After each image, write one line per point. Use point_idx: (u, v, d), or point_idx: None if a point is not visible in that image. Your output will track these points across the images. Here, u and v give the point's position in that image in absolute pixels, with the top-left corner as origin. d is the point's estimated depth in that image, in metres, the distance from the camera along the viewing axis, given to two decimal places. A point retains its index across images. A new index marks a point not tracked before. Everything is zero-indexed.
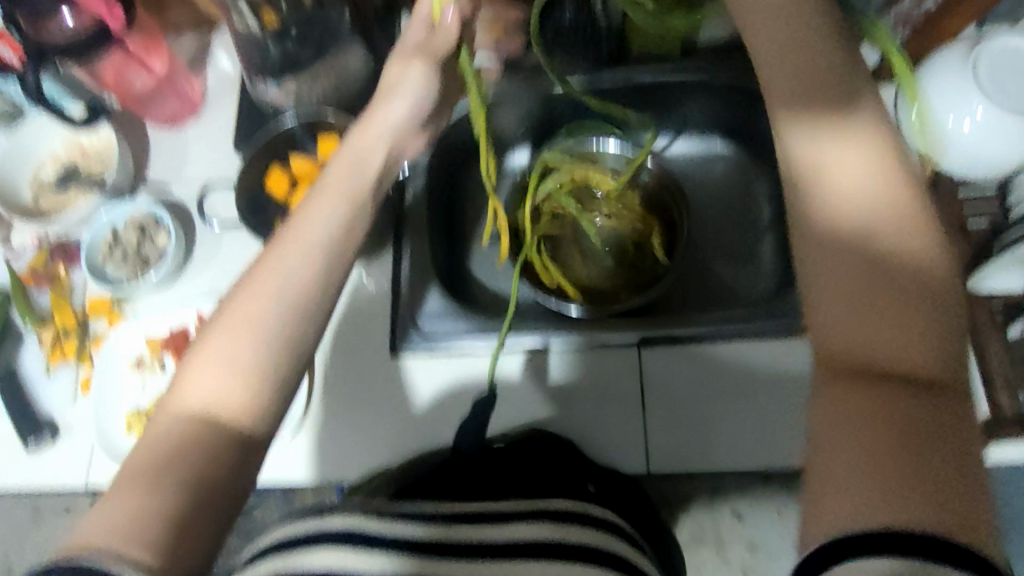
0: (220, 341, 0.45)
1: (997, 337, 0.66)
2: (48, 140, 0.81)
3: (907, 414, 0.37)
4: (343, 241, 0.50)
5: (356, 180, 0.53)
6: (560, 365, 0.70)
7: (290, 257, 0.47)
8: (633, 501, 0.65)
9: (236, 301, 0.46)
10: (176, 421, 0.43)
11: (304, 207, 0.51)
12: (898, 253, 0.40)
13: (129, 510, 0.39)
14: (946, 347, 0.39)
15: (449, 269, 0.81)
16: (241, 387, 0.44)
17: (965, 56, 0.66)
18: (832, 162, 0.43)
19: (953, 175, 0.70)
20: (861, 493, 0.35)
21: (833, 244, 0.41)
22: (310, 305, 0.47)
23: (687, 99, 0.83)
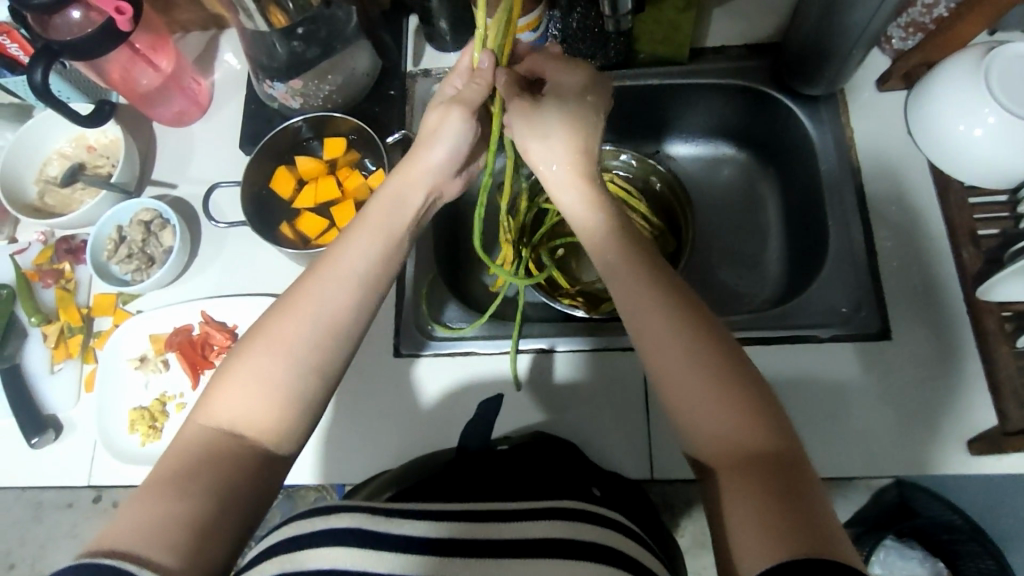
0: (255, 361, 0.45)
1: (1008, 346, 0.63)
2: (54, 137, 0.81)
3: (752, 471, 0.40)
4: (379, 274, 0.50)
5: (396, 219, 0.52)
6: (565, 368, 0.70)
7: (327, 284, 0.47)
8: (641, 506, 0.63)
9: (270, 322, 0.46)
10: (205, 434, 0.43)
11: (344, 237, 0.51)
12: (697, 334, 0.45)
13: (152, 514, 0.38)
14: (779, 416, 0.43)
15: (455, 271, 0.81)
16: (272, 407, 0.44)
17: (977, 63, 0.66)
18: (641, 278, 0.48)
19: (966, 182, 0.69)
20: (760, 550, 0.37)
21: (654, 343, 0.46)
22: (345, 334, 0.47)
23: (697, 99, 0.82)
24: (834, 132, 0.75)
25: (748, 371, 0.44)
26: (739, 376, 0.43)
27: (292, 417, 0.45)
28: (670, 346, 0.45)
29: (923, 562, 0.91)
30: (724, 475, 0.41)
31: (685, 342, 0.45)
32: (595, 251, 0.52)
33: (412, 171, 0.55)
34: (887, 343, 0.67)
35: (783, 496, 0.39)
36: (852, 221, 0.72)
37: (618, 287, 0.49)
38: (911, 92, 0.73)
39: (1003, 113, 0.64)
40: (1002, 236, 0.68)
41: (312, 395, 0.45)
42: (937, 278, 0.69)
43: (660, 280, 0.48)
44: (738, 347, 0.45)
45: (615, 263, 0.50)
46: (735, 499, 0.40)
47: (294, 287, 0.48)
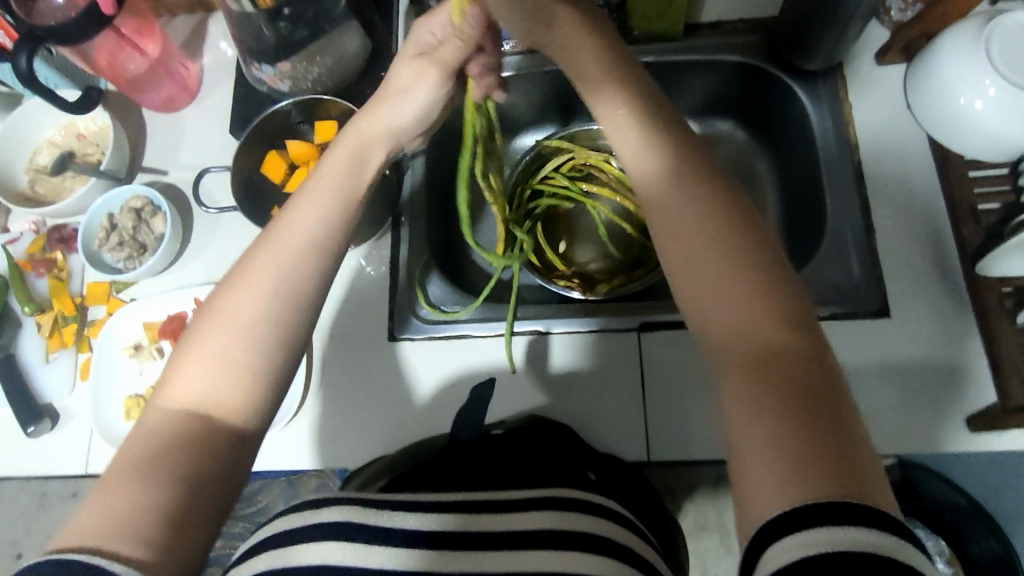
0: (211, 339, 0.44)
1: (1010, 323, 0.62)
2: (42, 126, 0.80)
3: (783, 385, 0.38)
4: (337, 238, 0.49)
5: (355, 177, 0.51)
6: (562, 352, 0.70)
7: (285, 253, 0.46)
8: (638, 490, 0.62)
9: (226, 297, 0.45)
10: (167, 418, 0.42)
11: (299, 201, 0.49)
12: (736, 245, 0.43)
13: (120, 506, 0.39)
14: (813, 338, 0.40)
15: (450, 255, 0.80)
16: (234, 386, 0.43)
17: (977, 35, 0.64)
18: (683, 193, 0.45)
19: (966, 156, 0.68)
20: (774, 472, 0.36)
21: (688, 247, 0.44)
22: (307, 309, 0.46)
23: (694, 75, 0.80)
24: (832, 108, 0.74)
25: (786, 293, 0.41)
26: (779, 292, 0.41)
27: (258, 394, 0.44)
28: (710, 260, 0.43)
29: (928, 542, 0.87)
30: (741, 389, 0.39)
31: (724, 259, 0.42)
32: (631, 162, 0.49)
33: (369, 128, 0.53)
34: (886, 321, 0.66)
35: (807, 422, 0.37)
36: (851, 198, 0.71)
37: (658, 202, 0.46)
38: (910, 64, 0.72)
39: (1004, 84, 0.63)
40: (1004, 211, 0.66)
41: (276, 370, 0.45)
42: (936, 255, 0.68)
43: (706, 195, 0.44)
44: (780, 265, 0.43)
45: (656, 179, 0.47)
46: (756, 417, 0.38)
47: (247, 259, 0.47)
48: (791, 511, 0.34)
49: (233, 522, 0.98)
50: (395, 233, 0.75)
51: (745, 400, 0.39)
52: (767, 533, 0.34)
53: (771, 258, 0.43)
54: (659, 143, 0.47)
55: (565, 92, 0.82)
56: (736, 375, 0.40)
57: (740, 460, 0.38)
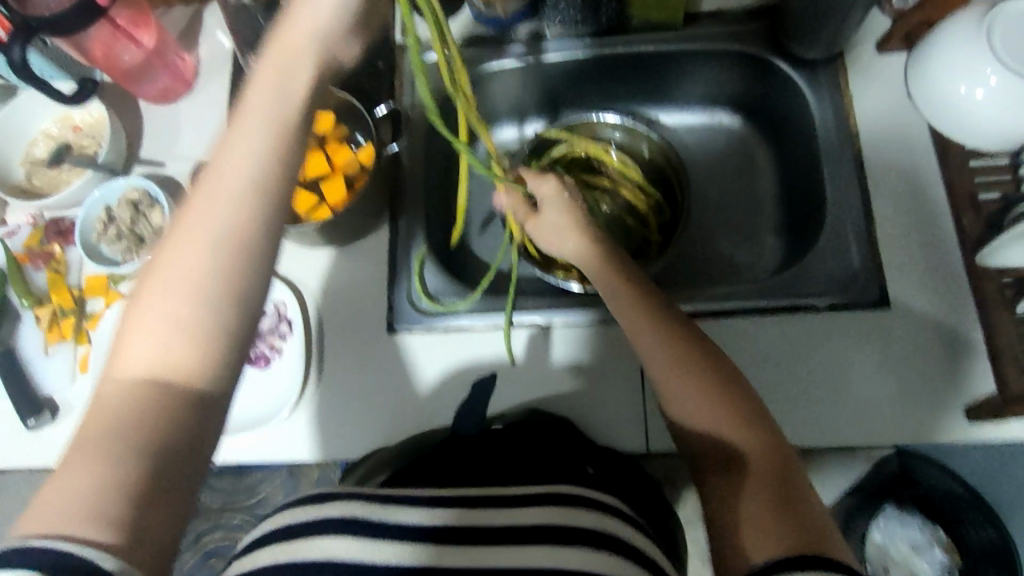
0: (158, 297, 0.39)
1: (1008, 313, 0.62)
2: (37, 118, 0.79)
3: (753, 475, 0.47)
4: (278, 166, 0.41)
5: (286, 89, 0.42)
6: (561, 344, 0.70)
7: (218, 193, 0.40)
8: (637, 482, 0.63)
9: (169, 256, 0.40)
10: (122, 393, 0.38)
11: (228, 132, 0.42)
12: (704, 366, 0.52)
13: (81, 488, 0.35)
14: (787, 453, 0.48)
15: (449, 246, 0.80)
16: (191, 348, 0.39)
17: (979, 22, 0.64)
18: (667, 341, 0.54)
19: (967, 144, 0.68)
20: (762, 541, 0.43)
21: (668, 372, 0.54)
22: (257, 251, 0.41)
23: (693, 64, 0.80)
24: (832, 98, 0.74)
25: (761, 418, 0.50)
26: (741, 400, 0.51)
27: (217, 355, 0.39)
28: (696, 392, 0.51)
29: (922, 528, 0.91)
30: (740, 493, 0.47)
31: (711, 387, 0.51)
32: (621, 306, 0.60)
33: (292, 37, 0.43)
34: (885, 312, 0.66)
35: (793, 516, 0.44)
36: (851, 189, 0.71)
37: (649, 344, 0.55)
38: (911, 52, 0.71)
39: (1004, 72, 0.62)
40: (1004, 201, 0.66)
41: (231, 323, 0.40)
42: (935, 245, 0.68)
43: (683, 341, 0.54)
44: (739, 375, 0.52)
45: (640, 324, 0.56)
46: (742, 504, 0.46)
47: (183, 211, 0.41)
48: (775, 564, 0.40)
49: (233, 514, 0.98)
50: (394, 226, 0.75)
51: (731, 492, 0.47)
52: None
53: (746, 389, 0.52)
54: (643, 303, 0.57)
55: (563, 81, 0.82)
56: (724, 475, 0.49)
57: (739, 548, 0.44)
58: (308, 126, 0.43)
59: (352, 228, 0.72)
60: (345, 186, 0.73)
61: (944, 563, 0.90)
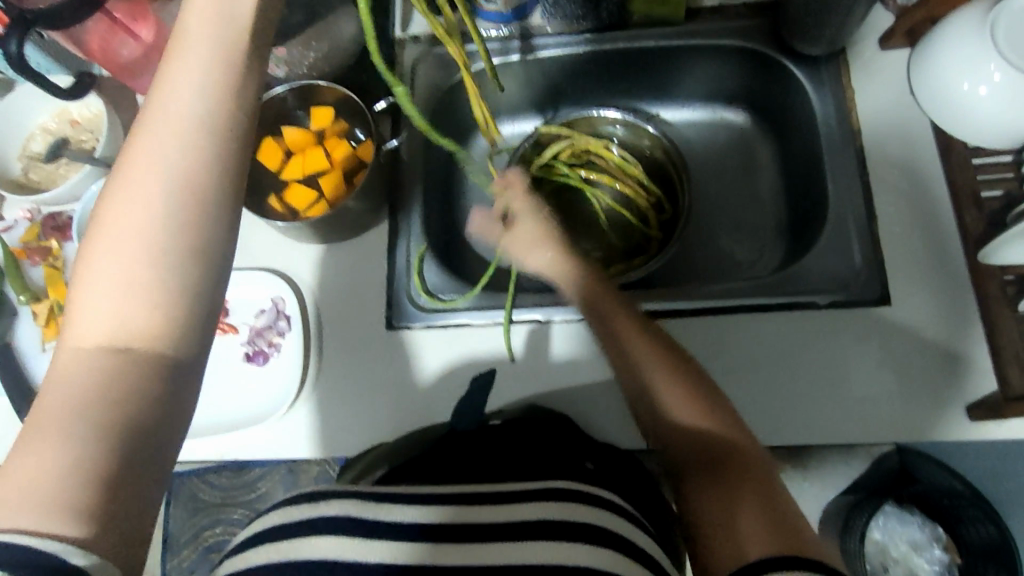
0: (109, 256, 0.38)
1: (1011, 312, 0.62)
2: (34, 113, 0.79)
3: (736, 475, 0.47)
4: (222, 109, 0.41)
5: (227, 26, 0.41)
6: (561, 340, 0.69)
7: (163, 141, 0.39)
8: (636, 479, 0.62)
9: (116, 212, 0.39)
10: (78, 359, 0.37)
11: (164, 69, 0.41)
12: (684, 381, 0.54)
13: (40, 469, 0.34)
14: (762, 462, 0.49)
15: (448, 242, 0.80)
16: (149, 308, 0.38)
17: (983, 18, 0.63)
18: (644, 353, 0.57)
19: (970, 141, 0.67)
20: (749, 531, 0.42)
21: (650, 383, 0.55)
22: (208, 196, 0.40)
23: (694, 60, 0.79)
24: (834, 93, 0.73)
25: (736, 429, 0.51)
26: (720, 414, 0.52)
27: (177, 312, 0.39)
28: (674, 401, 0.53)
29: (922, 526, 0.92)
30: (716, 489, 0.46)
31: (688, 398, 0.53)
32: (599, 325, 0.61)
33: None
34: (886, 310, 0.66)
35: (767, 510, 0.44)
36: (853, 186, 0.70)
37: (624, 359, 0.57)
38: (915, 48, 0.71)
39: (1008, 69, 0.62)
40: (1008, 199, 0.66)
41: (188, 277, 0.39)
42: (938, 243, 0.67)
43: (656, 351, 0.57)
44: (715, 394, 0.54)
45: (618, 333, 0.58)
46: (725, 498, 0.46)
47: (124, 162, 0.40)
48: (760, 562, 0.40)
49: (233, 508, 0.98)
50: (394, 222, 0.75)
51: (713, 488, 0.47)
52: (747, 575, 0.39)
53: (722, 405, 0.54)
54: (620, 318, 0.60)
55: (565, 77, 0.81)
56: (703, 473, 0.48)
57: (717, 535, 0.44)
58: (254, 58, 0.42)
59: (350, 224, 0.72)
60: (342, 181, 0.72)
61: (942, 560, 0.92)
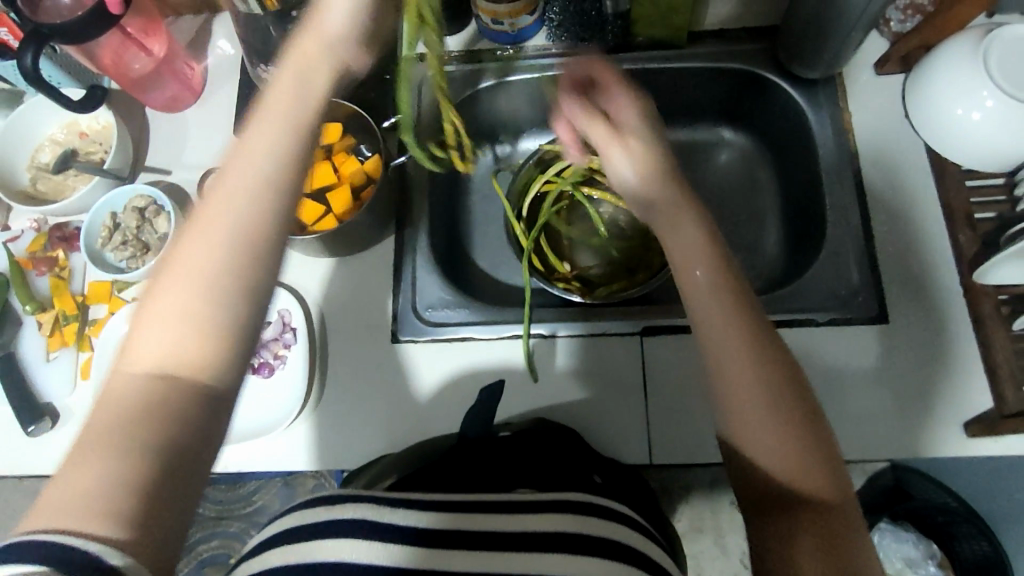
0: (171, 294, 0.40)
1: (1004, 330, 0.64)
2: (44, 124, 0.79)
3: (827, 530, 0.43)
4: (292, 170, 0.43)
5: (304, 98, 0.45)
6: (565, 354, 0.70)
7: (236, 195, 0.42)
8: (638, 491, 0.63)
9: (181, 253, 0.41)
10: (128, 384, 0.38)
11: (244, 133, 0.44)
12: (776, 384, 0.47)
13: (88, 482, 0.35)
14: (835, 465, 0.46)
15: (453, 259, 0.81)
16: (203, 345, 0.40)
17: (975, 46, 0.65)
18: (719, 303, 0.49)
19: (963, 163, 0.69)
20: None
21: (741, 372, 0.47)
22: (267, 246, 0.42)
23: (696, 83, 0.81)
24: (832, 116, 0.75)
25: (807, 408, 0.47)
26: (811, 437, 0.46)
27: (230, 351, 0.40)
28: (746, 371, 0.47)
29: (916, 543, 0.90)
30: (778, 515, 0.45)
31: (764, 373, 0.47)
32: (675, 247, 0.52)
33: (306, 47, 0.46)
34: (884, 328, 0.67)
35: (832, 546, 0.43)
36: (850, 207, 0.72)
37: (694, 302, 0.49)
38: (910, 73, 0.73)
39: (1001, 95, 0.64)
40: (1000, 220, 0.68)
41: (239, 317, 0.41)
42: (933, 262, 0.69)
43: (726, 299, 0.49)
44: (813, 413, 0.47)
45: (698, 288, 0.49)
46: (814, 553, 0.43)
47: (195, 211, 0.42)
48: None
49: (230, 522, 0.97)
50: (399, 236, 0.76)
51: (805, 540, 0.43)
52: None
53: (794, 372, 0.48)
54: (692, 221, 0.52)
55: None
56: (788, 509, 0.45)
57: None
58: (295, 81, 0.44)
59: (357, 238, 0.73)
60: (351, 195, 0.73)
61: None
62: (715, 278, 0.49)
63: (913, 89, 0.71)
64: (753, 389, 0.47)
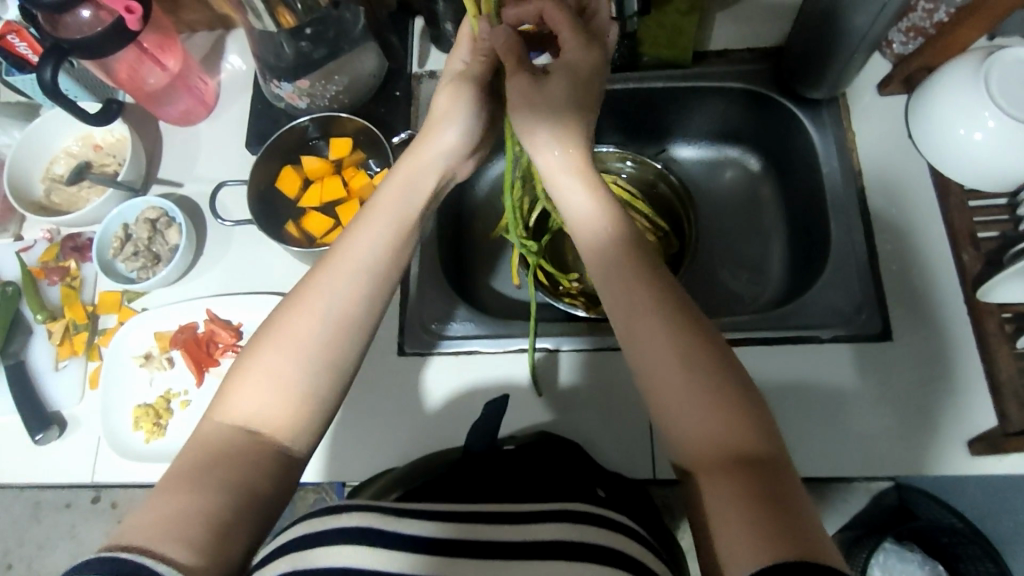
0: (267, 358, 0.45)
1: (1007, 349, 0.64)
2: (58, 136, 0.81)
3: (749, 477, 0.40)
4: (389, 264, 0.49)
5: (407, 204, 0.52)
6: (571, 369, 0.71)
7: (337, 278, 0.47)
8: (643, 506, 0.63)
9: (282, 321, 0.46)
10: (219, 431, 0.43)
11: (352, 228, 0.50)
12: (686, 345, 0.44)
13: (167, 511, 0.39)
14: (765, 417, 0.43)
15: (460, 273, 0.81)
16: (287, 402, 0.44)
17: (976, 69, 0.66)
18: (628, 266, 0.48)
19: (965, 183, 0.70)
20: (747, 549, 0.37)
21: (648, 338, 0.45)
22: (355, 327, 0.47)
23: (702, 102, 0.82)
24: (835, 135, 0.76)
25: (730, 360, 0.44)
26: (729, 390, 0.43)
27: (309, 411, 0.45)
28: (661, 331, 0.45)
29: (922, 565, 0.90)
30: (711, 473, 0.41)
31: (682, 329, 0.45)
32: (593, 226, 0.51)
33: (420, 160, 0.54)
34: (888, 345, 0.68)
35: (770, 496, 0.39)
36: (854, 225, 0.73)
37: (609, 273, 0.49)
38: (912, 95, 0.74)
39: (1002, 117, 0.65)
40: (1003, 240, 0.68)
41: (323, 382, 0.45)
42: (937, 280, 0.69)
43: (639, 264, 0.48)
44: (733, 367, 0.44)
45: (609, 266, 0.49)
46: (730, 505, 0.39)
47: (301, 286, 0.47)
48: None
49: None
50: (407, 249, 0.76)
51: (720, 497, 0.40)
52: None
53: (711, 329, 0.46)
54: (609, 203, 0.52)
55: None
56: (706, 469, 0.42)
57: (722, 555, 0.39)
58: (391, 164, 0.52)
59: None
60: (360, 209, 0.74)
61: None
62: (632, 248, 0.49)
63: (917, 109, 0.72)
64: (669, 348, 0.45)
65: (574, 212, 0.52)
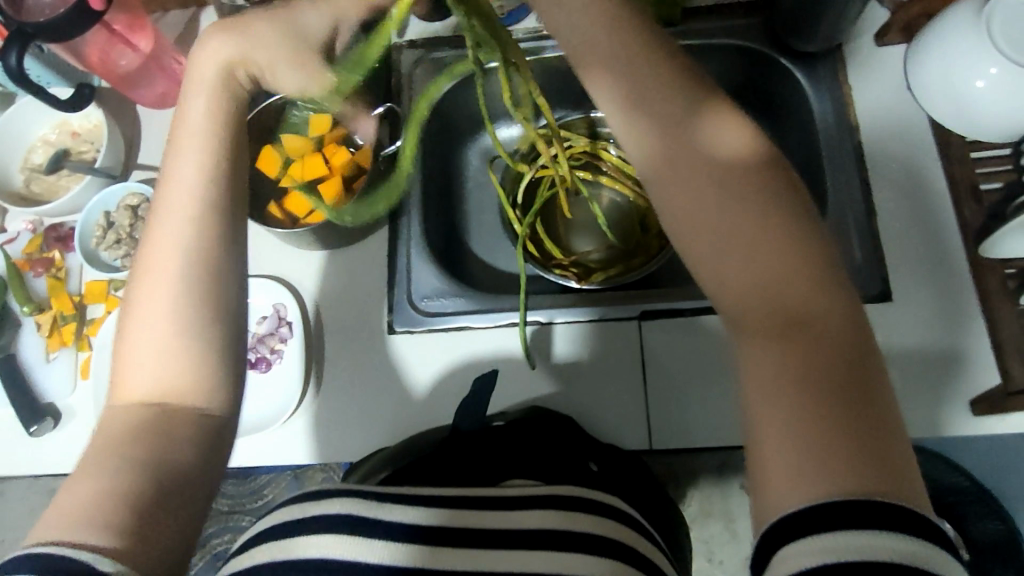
0: (140, 328, 0.44)
1: (1010, 304, 0.62)
2: (34, 125, 0.79)
3: (825, 372, 0.36)
4: (209, 188, 0.46)
5: (209, 124, 0.48)
6: (564, 341, 0.69)
7: (169, 224, 0.45)
8: (637, 480, 0.62)
9: (140, 286, 0.45)
10: (127, 412, 0.43)
11: (166, 165, 0.47)
12: (769, 223, 0.40)
13: (84, 498, 0.38)
14: (851, 306, 0.38)
15: (448, 248, 0.80)
16: (184, 366, 0.43)
17: (978, 12, 0.63)
18: (698, 135, 0.43)
19: (965, 137, 0.67)
20: (808, 466, 0.33)
21: (723, 211, 0.41)
22: (220, 263, 0.45)
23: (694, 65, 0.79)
24: (831, 91, 0.73)
25: (816, 244, 0.40)
26: (810, 273, 0.39)
27: (208, 368, 0.44)
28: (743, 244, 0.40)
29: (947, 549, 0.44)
30: (768, 367, 0.37)
31: (774, 240, 0.39)
32: (654, 91, 0.45)
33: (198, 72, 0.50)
34: (888, 306, 0.66)
35: (853, 414, 0.34)
36: (852, 181, 0.70)
37: (668, 160, 0.43)
38: (911, 44, 0.71)
39: (1008, 64, 0.61)
40: (1006, 192, 0.66)
41: (210, 335, 0.44)
42: (937, 237, 0.67)
43: (719, 135, 0.43)
44: (818, 245, 0.40)
45: (677, 136, 0.43)
46: (790, 407, 0.35)
47: (149, 243, 0.45)
48: (804, 513, 0.32)
49: (240, 517, 1.00)
50: (393, 227, 0.75)
51: (781, 394, 0.36)
52: (782, 535, 0.32)
53: (799, 203, 0.41)
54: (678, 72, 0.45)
55: (562, 83, 0.81)
56: (766, 356, 0.37)
57: (770, 466, 0.35)
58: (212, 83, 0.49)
59: (350, 229, 0.72)
60: (342, 187, 0.73)
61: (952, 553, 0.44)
62: (723, 154, 0.42)
63: (919, 56, 0.69)
64: (752, 264, 0.39)
65: (629, 80, 0.46)
